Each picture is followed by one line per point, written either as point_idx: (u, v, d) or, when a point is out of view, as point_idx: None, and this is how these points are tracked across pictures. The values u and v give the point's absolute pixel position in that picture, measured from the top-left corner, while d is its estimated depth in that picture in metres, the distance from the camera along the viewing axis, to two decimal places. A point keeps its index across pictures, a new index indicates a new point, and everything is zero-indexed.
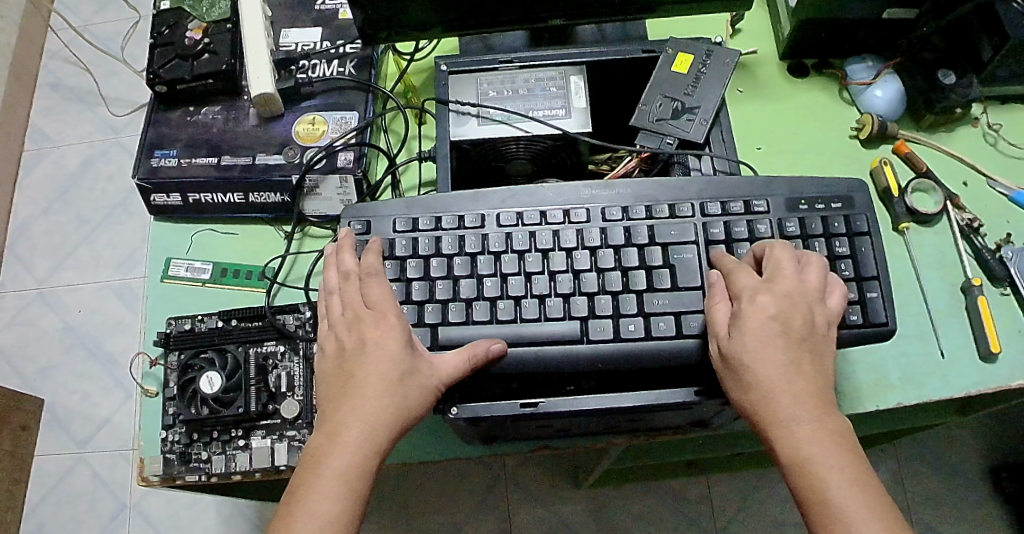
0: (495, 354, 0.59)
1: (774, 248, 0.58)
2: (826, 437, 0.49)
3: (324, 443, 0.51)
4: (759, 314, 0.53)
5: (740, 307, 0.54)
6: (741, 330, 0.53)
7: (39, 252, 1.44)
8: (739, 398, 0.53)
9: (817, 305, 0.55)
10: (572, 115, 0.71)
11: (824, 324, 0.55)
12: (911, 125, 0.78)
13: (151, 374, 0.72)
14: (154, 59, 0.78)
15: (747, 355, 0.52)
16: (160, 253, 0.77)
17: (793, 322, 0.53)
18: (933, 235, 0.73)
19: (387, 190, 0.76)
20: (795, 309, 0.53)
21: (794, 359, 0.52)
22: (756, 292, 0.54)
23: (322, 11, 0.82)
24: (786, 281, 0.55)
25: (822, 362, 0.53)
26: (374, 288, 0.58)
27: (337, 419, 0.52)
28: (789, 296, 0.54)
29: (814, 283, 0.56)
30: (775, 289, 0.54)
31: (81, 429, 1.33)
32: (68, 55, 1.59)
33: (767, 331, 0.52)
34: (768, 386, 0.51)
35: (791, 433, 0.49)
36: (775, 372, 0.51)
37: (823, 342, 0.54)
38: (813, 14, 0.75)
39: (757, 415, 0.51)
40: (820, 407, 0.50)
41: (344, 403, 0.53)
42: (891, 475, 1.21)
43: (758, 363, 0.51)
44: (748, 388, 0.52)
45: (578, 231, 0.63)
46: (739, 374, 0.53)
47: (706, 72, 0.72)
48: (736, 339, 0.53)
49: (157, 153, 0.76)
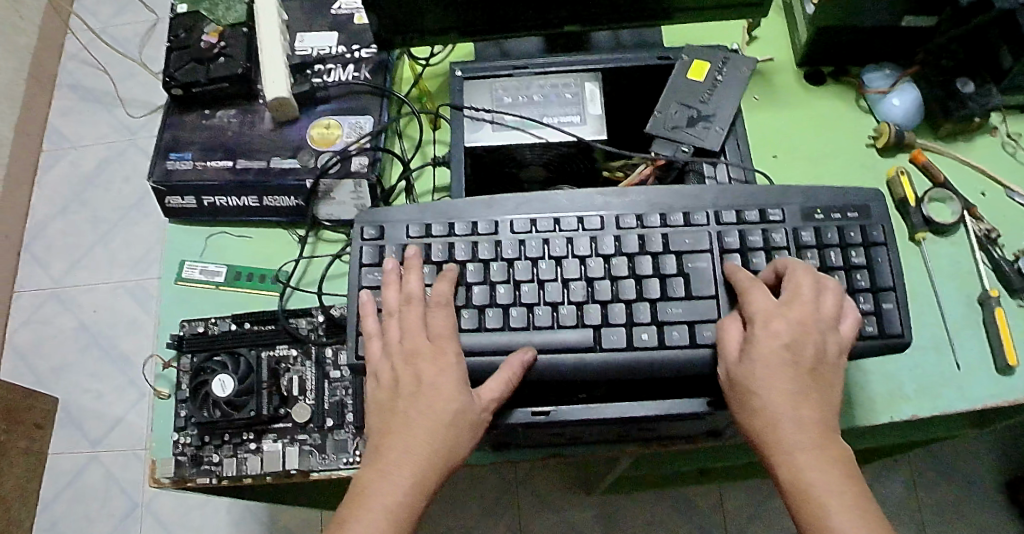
0: (528, 364, 0.59)
1: (797, 269, 0.57)
2: (828, 466, 0.49)
3: (375, 477, 0.53)
4: (771, 341, 0.53)
5: (752, 331, 0.54)
6: (750, 356, 0.53)
7: (55, 251, 1.45)
8: (743, 425, 0.53)
9: (831, 332, 0.55)
10: (586, 122, 0.71)
11: (836, 352, 0.54)
12: (929, 134, 0.78)
13: (164, 376, 0.73)
14: (171, 62, 0.79)
15: (754, 382, 0.52)
16: (174, 255, 0.78)
17: (805, 350, 0.53)
18: (950, 246, 0.72)
19: (400, 195, 0.77)
20: (808, 337, 0.53)
21: (802, 389, 0.52)
22: (769, 316, 0.54)
23: (338, 16, 0.83)
24: (803, 307, 0.54)
25: (830, 390, 0.53)
26: (434, 320, 0.59)
27: (387, 455, 0.53)
28: (804, 323, 0.54)
29: (830, 310, 0.55)
30: (789, 315, 0.54)
31: (95, 428, 1.34)
32: (86, 56, 1.60)
33: (776, 358, 0.52)
34: (772, 414, 0.51)
35: (793, 459, 0.50)
36: (781, 401, 0.51)
37: (832, 371, 0.54)
38: (830, 21, 0.74)
39: (761, 440, 0.52)
40: (824, 434, 0.51)
41: (396, 441, 0.54)
42: (904, 486, 1.19)
43: (766, 389, 0.52)
44: (752, 413, 0.52)
45: (593, 238, 0.63)
46: (745, 400, 0.53)
47: (722, 79, 0.72)
48: (745, 365, 0.53)
49: (172, 156, 0.76)
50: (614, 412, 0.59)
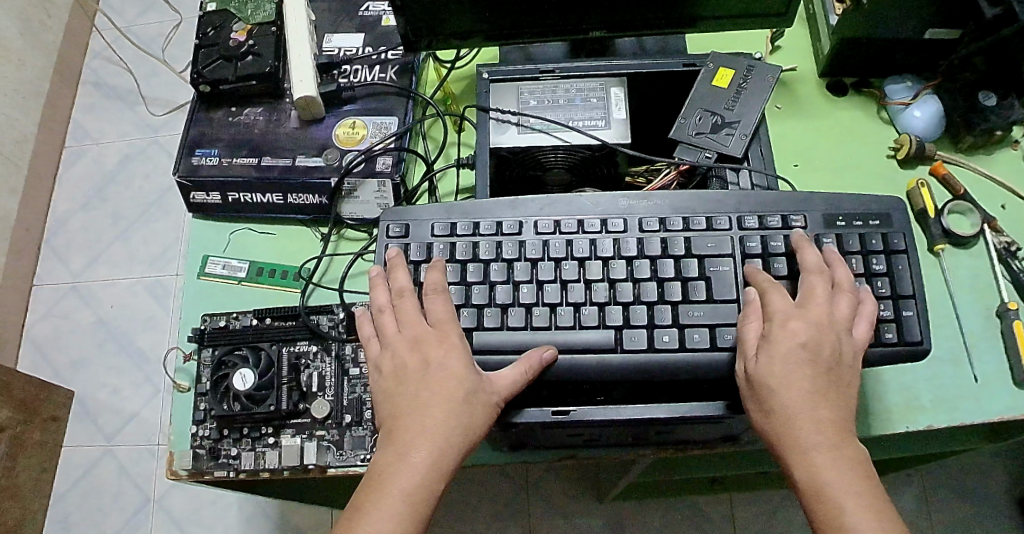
0: (547, 362, 0.59)
1: (811, 273, 0.58)
2: (845, 466, 0.49)
3: (389, 461, 0.53)
4: (789, 340, 0.53)
5: (770, 330, 0.55)
6: (768, 355, 0.53)
7: (75, 246, 1.47)
8: (760, 427, 0.53)
9: (846, 334, 0.55)
10: (611, 126, 0.71)
11: (852, 354, 0.55)
12: (949, 146, 0.78)
13: (184, 369, 0.74)
14: (199, 59, 0.80)
15: (773, 380, 0.52)
16: (198, 250, 0.79)
17: (823, 350, 0.53)
18: (970, 258, 0.72)
19: (423, 195, 0.77)
20: (825, 337, 0.54)
21: (818, 388, 0.52)
22: (788, 317, 0.55)
23: (365, 17, 0.84)
24: (818, 309, 0.55)
25: (847, 393, 0.53)
26: (436, 306, 0.60)
27: (401, 440, 0.54)
28: (820, 324, 0.54)
29: (845, 314, 0.56)
30: (806, 316, 0.55)
31: (110, 423, 1.35)
32: (110, 54, 1.62)
33: (795, 357, 0.53)
34: (790, 412, 0.51)
35: (811, 461, 0.50)
36: (799, 400, 0.51)
37: (849, 373, 0.54)
38: (852, 31, 0.75)
39: (778, 440, 0.52)
40: (841, 436, 0.51)
41: (409, 425, 0.54)
42: (917, 501, 1.18)
43: (784, 388, 0.52)
44: (770, 413, 0.52)
45: (615, 240, 0.64)
46: (763, 400, 0.53)
47: (747, 87, 0.73)
48: (764, 364, 0.53)
49: (198, 152, 0.78)
50: (633, 413, 0.59)
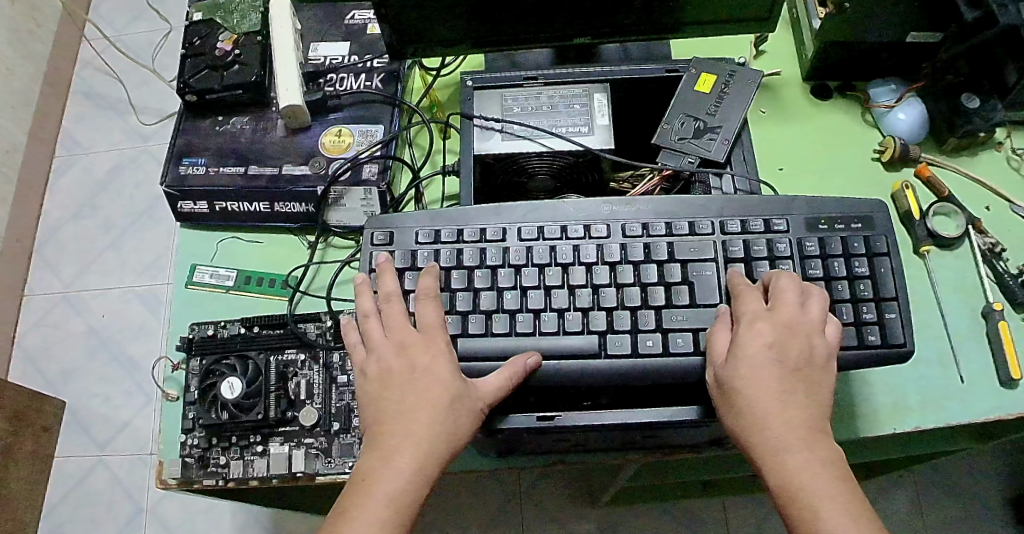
0: (531, 368, 0.59)
1: (780, 276, 0.58)
2: (819, 468, 0.50)
3: (370, 466, 0.53)
4: (755, 341, 0.54)
5: (738, 333, 0.55)
6: (735, 357, 0.54)
7: (66, 256, 1.47)
8: (732, 429, 0.53)
9: (817, 335, 0.55)
10: (594, 132, 0.72)
11: (825, 354, 0.55)
12: (934, 148, 0.78)
13: (172, 378, 0.73)
14: (185, 69, 0.80)
15: (741, 382, 0.53)
16: (185, 259, 0.79)
17: (791, 351, 0.54)
18: (954, 260, 0.73)
19: (410, 203, 0.78)
20: (793, 338, 0.54)
21: (786, 388, 0.52)
22: (754, 319, 0.55)
23: (351, 26, 0.84)
24: (787, 312, 0.55)
25: (819, 391, 0.54)
26: (425, 313, 0.60)
27: (385, 445, 0.54)
28: (788, 325, 0.55)
29: (816, 315, 0.56)
30: (774, 318, 0.55)
31: (101, 432, 1.34)
32: (100, 64, 1.63)
33: (762, 359, 0.53)
34: (760, 414, 0.52)
35: (782, 463, 0.50)
36: (767, 400, 0.52)
37: (821, 373, 0.54)
38: (834, 36, 0.75)
39: (749, 444, 0.52)
40: (811, 435, 0.51)
41: (394, 429, 0.54)
42: (908, 503, 1.19)
43: (752, 388, 0.52)
44: (738, 413, 0.53)
45: (599, 246, 0.64)
46: (731, 402, 0.53)
47: (729, 92, 0.73)
48: (730, 366, 0.54)
49: (185, 161, 0.78)
50: (617, 418, 0.60)
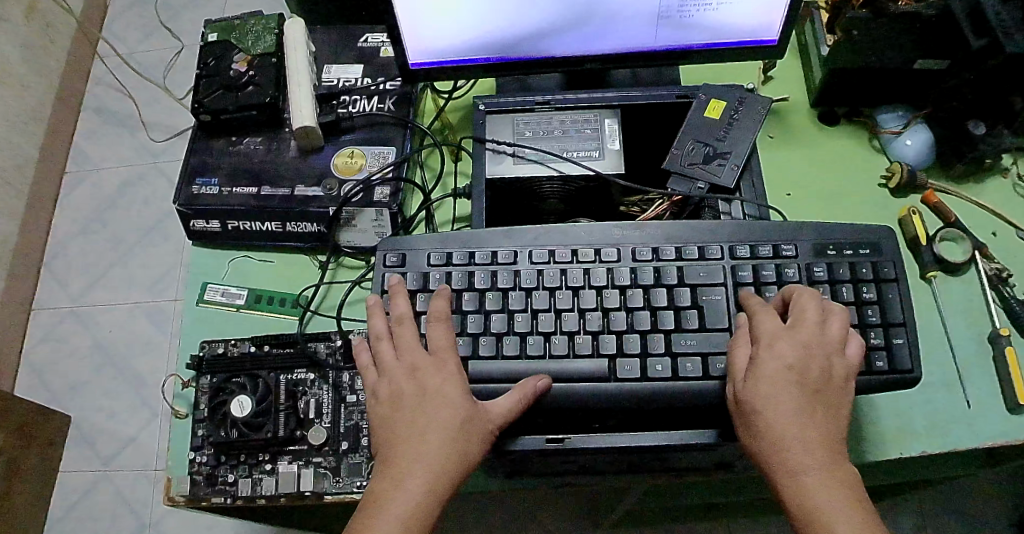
0: (542, 390, 0.59)
1: (802, 295, 0.58)
2: (836, 489, 0.50)
3: (385, 484, 0.53)
4: (777, 361, 0.53)
5: (757, 352, 0.55)
6: (756, 377, 0.53)
7: (75, 270, 1.48)
8: (749, 446, 0.53)
9: (836, 356, 0.55)
10: (605, 157, 0.73)
11: (843, 375, 0.55)
12: (941, 174, 0.79)
13: (183, 396, 0.74)
14: (200, 90, 0.81)
15: (760, 402, 0.53)
16: (197, 277, 0.80)
17: (811, 372, 0.53)
18: (960, 284, 0.73)
19: (421, 224, 0.79)
20: (813, 358, 0.54)
21: (805, 409, 0.52)
22: (775, 337, 0.55)
23: (364, 48, 0.86)
24: (808, 330, 0.55)
25: (837, 411, 0.54)
26: (436, 335, 0.60)
27: (402, 461, 0.54)
28: (809, 345, 0.54)
29: (836, 335, 0.56)
30: (795, 336, 0.55)
31: (106, 447, 1.34)
32: (112, 81, 1.65)
33: (783, 379, 0.53)
34: (779, 434, 0.51)
35: (800, 482, 0.50)
36: (788, 420, 0.52)
37: (839, 393, 0.55)
38: (842, 62, 0.76)
39: (768, 463, 0.52)
40: (829, 455, 0.51)
41: (410, 446, 0.55)
42: (915, 527, 1.18)
43: (772, 408, 0.52)
44: (757, 433, 0.52)
45: (609, 270, 0.65)
46: (750, 420, 0.53)
47: (738, 119, 0.74)
48: (750, 386, 0.54)
49: (198, 180, 0.79)
50: (626, 441, 0.60)
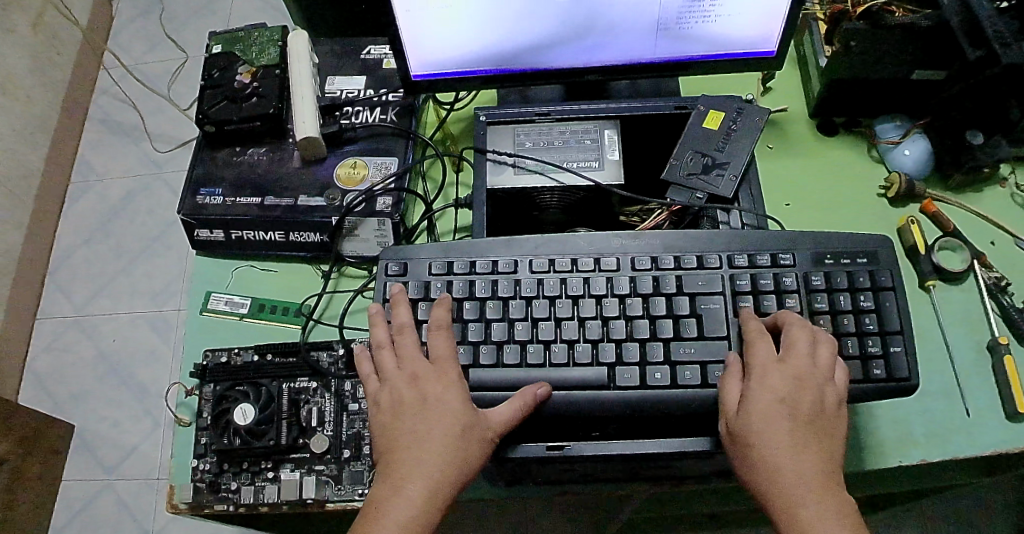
0: (541, 398, 0.60)
1: (792, 325, 0.59)
2: (833, 521, 0.50)
3: (384, 492, 0.54)
4: (767, 394, 0.55)
5: (748, 386, 0.56)
6: (748, 408, 0.55)
7: (79, 280, 1.49)
8: (747, 481, 0.54)
9: (827, 386, 0.57)
10: (605, 167, 0.74)
11: (835, 404, 0.56)
12: (939, 185, 0.80)
13: (186, 404, 0.74)
14: (204, 101, 0.82)
15: (753, 434, 0.53)
16: (200, 286, 0.80)
17: (802, 402, 0.55)
18: (959, 294, 0.74)
19: (422, 234, 0.80)
20: (804, 390, 0.55)
21: (798, 439, 0.53)
22: (765, 371, 0.56)
23: (367, 60, 0.87)
24: (798, 362, 0.57)
25: (831, 441, 0.54)
26: (437, 344, 0.61)
27: (402, 469, 0.54)
28: (799, 376, 0.56)
29: (826, 365, 0.57)
30: (785, 370, 0.56)
31: (109, 456, 1.35)
32: (117, 92, 1.66)
33: (774, 411, 0.54)
34: (774, 466, 0.52)
35: (796, 515, 0.50)
36: (781, 451, 0.52)
37: (831, 423, 0.55)
38: (839, 73, 0.77)
39: (764, 496, 0.52)
40: (825, 487, 0.51)
41: (410, 454, 0.55)
42: None
43: (765, 441, 0.53)
44: (752, 466, 0.53)
45: (608, 279, 0.65)
46: (743, 452, 0.54)
47: (737, 129, 0.75)
48: (743, 419, 0.55)
49: (203, 191, 0.80)
50: (626, 448, 0.60)
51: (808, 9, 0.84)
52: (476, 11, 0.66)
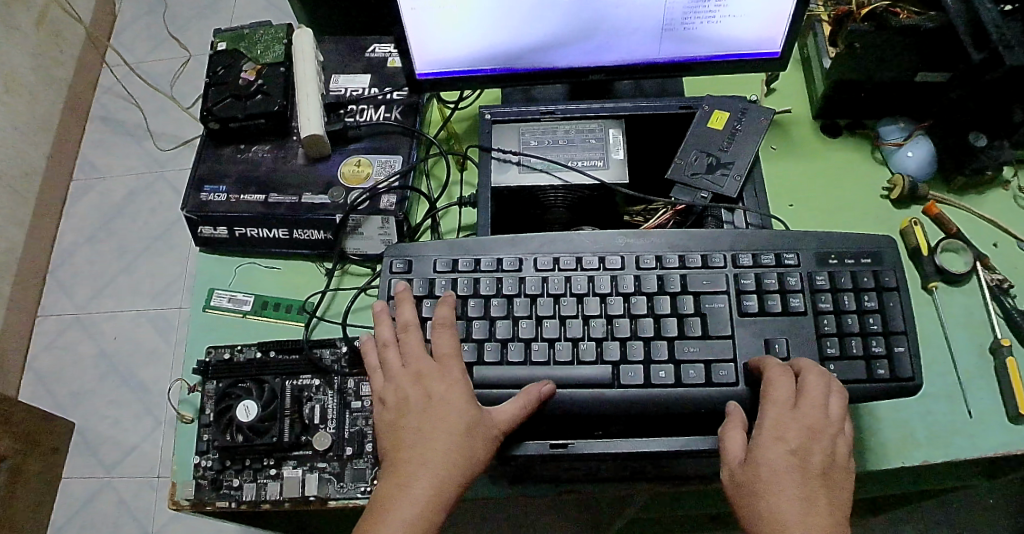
0: (545, 396, 0.60)
1: (807, 370, 0.58)
2: None
3: (387, 493, 0.54)
4: (779, 445, 0.53)
5: (758, 434, 0.54)
6: (756, 459, 0.53)
7: (81, 278, 1.49)
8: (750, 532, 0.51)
9: (839, 437, 0.55)
10: (610, 166, 0.74)
11: (845, 456, 0.55)
12: (942, 186, 0.80)
13: (188, 400, 0.74)
14: (209, 98, 0.82)
15: (761, 484, 0.52)
16: (204, 283, 0.80)
17: (813, 454, 0.53)
18: (963, 296, 0.74)
19: (426, 232, 0.80)
20: (815, 442, 0.54)
21: (809, 491, 0.51)
22: (778, 419, 0.55)
23: (372, 58, 0.87)
24: (812, 411, 0.55)
25: (839, 495, 0.53)
26: (442, 342, 0.61)
27: (406, 467, 0.55)
28: (811, 426, 0.54)
29: (837, 415, 0.56)
30: (798, 418, 0.54)
31: (110, 455, 1.35)
32: (120, 91, 1.66)
33: (784, 463, 0.52)
34: (780, 519, 0.50)
35: None
36: (789, 505, 0.50)
37: (841, 478, 0.54)
38: (844, 75, 0.77)
39: None
40: None
41: (414, 452, 0.55)
42: None
43: (774, 493, 0.51)
44: (758, 517, 0.51)
45: (613, 278, 0.65)
46: (752, 501, 0.52)
47: (741, 129, 0.75)
48: (750, 469, 0.53)
49: (206, 188, 0.80)
50: (629, 447, 0.60)
51: (813, 11, 0.85)
52: (481, 11, 0.67)
